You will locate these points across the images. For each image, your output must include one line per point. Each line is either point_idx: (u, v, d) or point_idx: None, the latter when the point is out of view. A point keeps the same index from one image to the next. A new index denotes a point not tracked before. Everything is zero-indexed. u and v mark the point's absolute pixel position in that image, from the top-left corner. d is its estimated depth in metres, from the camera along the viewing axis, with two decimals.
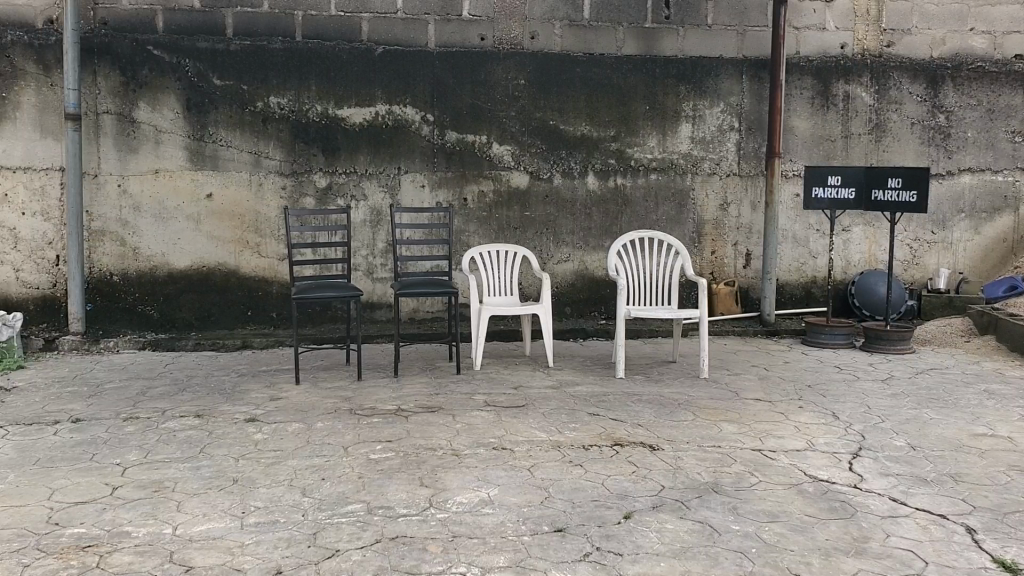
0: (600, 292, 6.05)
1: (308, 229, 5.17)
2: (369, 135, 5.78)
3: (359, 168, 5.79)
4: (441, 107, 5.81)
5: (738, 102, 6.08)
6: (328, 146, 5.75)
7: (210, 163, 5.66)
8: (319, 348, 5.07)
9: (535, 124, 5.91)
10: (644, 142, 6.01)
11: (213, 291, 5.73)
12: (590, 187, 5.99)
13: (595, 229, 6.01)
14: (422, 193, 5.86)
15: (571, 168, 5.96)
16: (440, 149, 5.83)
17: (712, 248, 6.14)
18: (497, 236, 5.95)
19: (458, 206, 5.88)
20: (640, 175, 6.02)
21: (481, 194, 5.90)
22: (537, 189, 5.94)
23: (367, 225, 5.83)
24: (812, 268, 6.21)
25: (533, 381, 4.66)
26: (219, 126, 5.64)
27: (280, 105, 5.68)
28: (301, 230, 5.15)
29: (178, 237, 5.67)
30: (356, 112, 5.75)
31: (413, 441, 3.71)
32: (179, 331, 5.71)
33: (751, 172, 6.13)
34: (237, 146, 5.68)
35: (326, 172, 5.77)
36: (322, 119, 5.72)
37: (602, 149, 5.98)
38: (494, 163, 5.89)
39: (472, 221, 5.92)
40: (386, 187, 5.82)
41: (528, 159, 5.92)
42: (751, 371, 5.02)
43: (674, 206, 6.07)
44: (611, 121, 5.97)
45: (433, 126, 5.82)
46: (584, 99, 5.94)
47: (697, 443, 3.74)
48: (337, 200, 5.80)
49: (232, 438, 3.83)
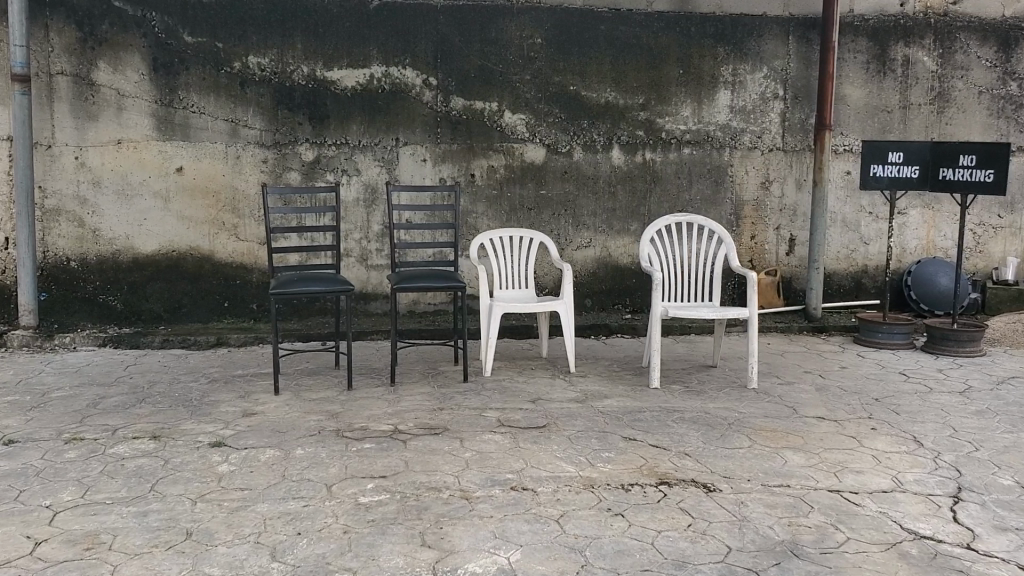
0: (624, 283, 5.35)
1: (292, 211, 4.43)
2: (362, 101, 5.04)
3: (352, 139, 5.06)
4: (446, 70, 5.07)
5: (784, 67, 5.34)
6: (316, 113, 5.02)
7: (181, 132, 4.94)
8: (304, 350, 4.38)
9: (553, 90, 5.17)
10: (675, 112, 5.28)
11: (184, 279, 5.03)
12: (614, 162, 5.26)
13: (619, 211, 5.30)
14: (422, 168, 5.14)
15: (593, 141, 5.23)
16: (444, 119, 5.11)
17: (751, 232, 5.44)
18: (508, 218, 5.25)
19: (465, 182, 5.16)
20: (671, 149, 5.30)
21: (491, 168, 5.17)
22: (555, 164, 5.23)
23: (361, 205, 5.12)
24: (863, 255, 5.51)
25: (553, 393, 3.96)
26: (191, 90, 4.91)
27: (260, 66, 4.94)
28: (283, 212, 4.40)
29: (144, 217, 4.96)
30: (348, 74, 5.01)
31: (411, 477, 3.01)
32: (145, 324, 5.01)
33: (797, 146, 5.40)
34: (212, 113, 4.95)
35: (313, 143, 5.04)
36: (308, 82, 4.99)
37: (628, 119, 5.25)
38: (505, 134, 5.17)
39: (481, 201, 5.20)
40: (382, 161, 5.11)
41: (544, 129, 5.19)
42: (804, 379, 4.33)
43: (709, 184, 5.35)
44: (640, 87, 5.23)
45: (436, 91, 5.08)
46: (609, 61, 5.19)
47: (761, 482, 3.05)
48: (325, 175, 5.08)
49: (192, 471, 3.14)
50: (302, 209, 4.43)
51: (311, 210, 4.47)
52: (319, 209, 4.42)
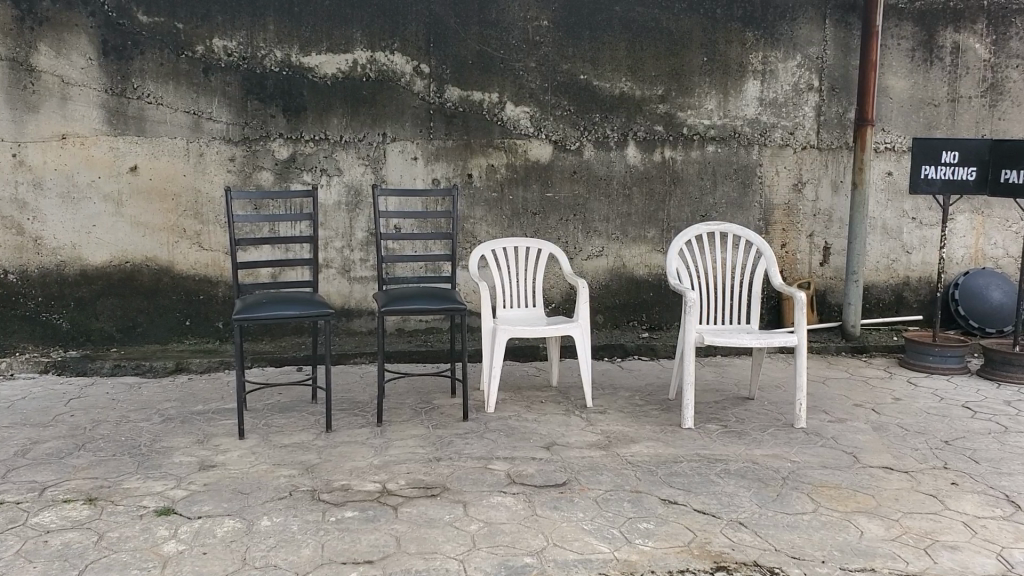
0: (640, 297, 4.75)
1: (262, 218, 3.77)
2: (344, 90, 4.41)
3: (333, 134, 4.44)
4: (440, 56, 4.44)
5: (820, 55, 4.73)
6: (291, 104, 4.39)
7: (135, 126, 4.29)
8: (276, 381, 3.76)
9: (560, 79, 4.55)
10: (698, 104, 4.67)
11: (139, 295, 4.39)
12: (629, 161, 4.66)
13: (634, 216, 4.70)
14: (413, 168, 4.52)
15: (606, 136, 4.62)
16: (437, 112, 4.48)
17: (782, 240, 4.85)
18: (509, 224, 4.64)
19: (461, 184, 4.55)
20: (692, 147, 4.69)
21: (491, 168, 4.56)
22: (562, 163, 4.62)
23: (342, 208, 4.49)
24: (905, 266, 4.93)
25: (569, 436, 3.36)
26: (146, 77, 4.26)
27: (226, 50, 4.30)
28: (251, 220, 3.74)
29: (93, 223, 4.31)
30: (327, 60, 4.38)
31: (404, 563, 2.40)
32: (94, 346, 4.38)
33: (833, 144, 4.81)
34: (171, 104, 4.30)
35: (287, 139, 4.41)
36: (281, 69, 4.36)
37: (645, 113, 4.63)
38: (507, 129, 4.55)
39: (479, 204, 4.59)
40: (367, 159, 4.48)
41: (551, 123, 4.58)
42: (856, 415, 3.74)
43: (735, 186, 4.76)
44: (659, 76, 4.61)
45: (428, 80, 4.45)
46: (625, 46, 4.57)
47: (840, 566, 2.45)
48: (301, 175, 4.45)
49: (131, 552, 2.50)
50: (274, 215, 3.77)
51: (283, 216, 3.82)
52: (294, 216, 3.77)
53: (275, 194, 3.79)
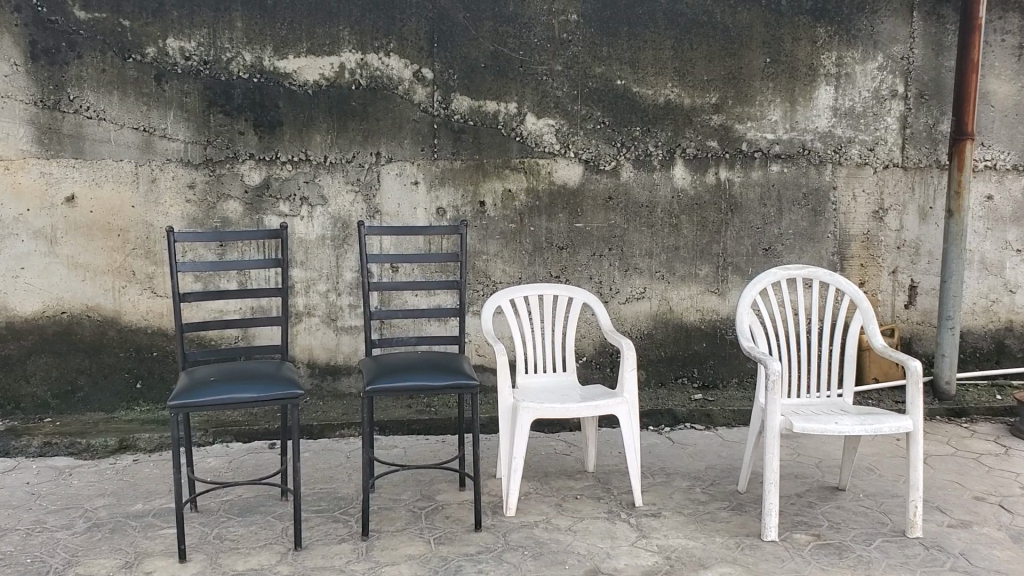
0: (690, 348, 3.92)
1: (211, 268, 2.83)
2: (329, 101, 3.60)
3: (315, 154, 3.63)
4: (446, 58, 3.63)
5: (906, 55, 3.88)
6: (263, 118, 3.58)
7: (72, 146, 3.49)
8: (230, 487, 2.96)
9: (592, 86, 3.73)
10: (760, 115, 3.85)
11: (79, 352, 3.59)
12: (676, 183, 3.83)
13: (682, 250, 3.86)
14: (413, 194, 3.71)
15: (648, 154, 3.80)
16: (442, 126, 3.67)
17: (860, 277, 4.02)
18: (530, 261, 3.81)
19: (472, 215, 3.74)
20: (753, 166, 3.87)
21: (508, 194, 3.75)
22: (595, 188, 3.79)
23: (327, 244, 3.68)
24: (1008, 308, 4.08)
25: (616, 557, 2.53)
26: (85, 86, 3.47)
27: (184, 52, 3.50)
28: (198, 269, 2.79)
29: (20, 265, 3.51)
30: (308, 64, 3.57)
31: None
32: (24, 416, 3.57)
33: (922, 162, 3.96)
34: (115, 118, 3.50)
35: (258, 161, 3.60)
36: (252, 75, 3.55)
37: (694, 126, 3.81)
38: (527, 146, 3.73)
39: (494, 237, 3.77)
40: (358, 183, 3.67)
41: (581, 139, 3.76)
42: (984, 515, 2.89)
43: (805, 213, 3.92)
44: (712, 82, 3.79)
45: (431, 88, 3.64)
46: (671, 45, 3.75)
47: None
48: (276, 205, 3.64)
49: None
50: (232, 263, 2.84)
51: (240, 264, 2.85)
52: (257, 263, 2.83)
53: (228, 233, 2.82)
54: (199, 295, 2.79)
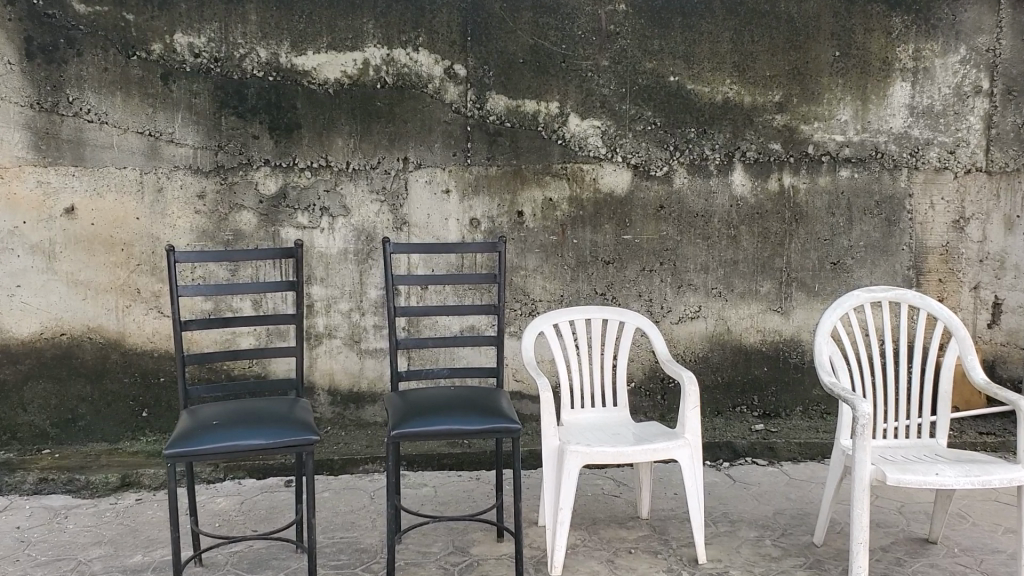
0: (749, 373, 3.54)
1: (215, 290, 2.51)
2: (352, 101, 3.27)
3: (337, 160, 3.30)
4: (481, 53, 3.28)
5: (991, 46, 3.46)
6: (280, 120, 3.25)
7: (71, 153, 3.18)
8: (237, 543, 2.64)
9: (643, 83, 3.37)
10: (828, 115, 3.46)
11: (79, 378, 3.28)
12: (735, 190, 3.46)
13: (742, 265, 3.49)
14: (443, 204, 3.37)
15: (704, 158, 3.43)
16: (475, 128, 3.32)
17: (938, 294, 3.61)
18: (572, 277, 3.45)
19: (510, 226, 3.40)
20: (820, 171, 3.48)
21: (549, 203, 3.40)
22: (645, 195, 3.43)
23: (350, 259, 3.34)
24: None
25: None
26: (85, 86, 3.15)
27: (193, 48, 3.18)
28: (201, 293, 2.47)
29: (16, 283, 3.21)
30: (329, 60, 3.24)
31: None
32: (20, 449, 3.27)
33: (1008, 166, 3.54)
34: (118, 122, 3.18)
35: (274, 168, 3.27)
36: (267, 73, 3.22)
37: (755, 126, 3.44)
38: (569, 150, 3.38)
39: (533, 251, 3.42)
40: (384, 192, 3.34)
41: (629, 142, 3.40)
42: None
43: (877, 223, 3.53)
44: (775, 78, 3.41)
45: (464, 86, 3.29)
46: (730, 37, 3.37)
47: None
48: (295, 216, 3.31)
49: None
50: (239, 286, 2.51)
51: (248, 287, 2.52)
52: (267, 287, 2.50)
53: (237, 254, 2.50)
54: (202, 322, 2.46)
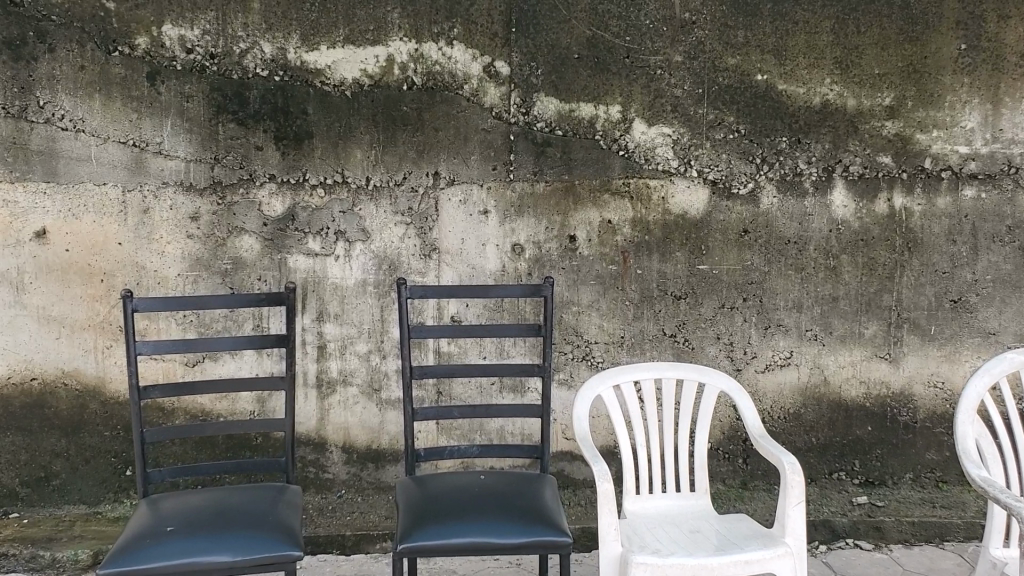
0: (849, 432, 2.94)
1: (183, 346, 1.99)
2: (373, 104, 2.73)
3: (355, 174, 2.76)
4: (527, 47, 2.72)
5: None
6: (287, 128, 2.73)
7: (43, 167, 2.70)
8: None
9: (724, 83, 2.78)
10: (951, 121, 2.82)
11: (53, 431, 2.80)
12: (834, 212, 2.85)
13: (842, 302, 2.88)
14: (481, 227, 2.81)
15: (797, 171, 2.83)
16: (520, 136, 2.77)
17: None
18: (636, 315, 2.86)
19: (561, 254, 2.83)
20: (940, 189, 2.85)
21: (609, 226, 2.82)
22: (724, 217, 2.84)
23: (369, 292, 2.80)
24: None
25: None
26: (59, 88, 2.66)
27: (185, 42, 2.67)
28: (162, 350, 1.97)
29: None
30: (344, 55, 2.70)
31: None
32: None
33: None
34: (96, 130, 2.69)
35: (280, 185, 2.75)
36: (273, 71, 2.70)
37: (860, 135, 2.83)
38: (634, 163, 2.80)
39: (588, 284, 2.84)
40: (411, 212, 2.79)
41: (706, 153, 2.81)
42: None
43: (1010, 253, 2.88)
44: (885, 76, 2.79)
45: (506, 87, 2.73)
46: (830, 26, 2.76)
47: None
48: (304, 242, 2.77)
49: None
50: (212, 342, 1.99)
51: (223, 343, 1.99)
52: (245, 344, 1.97)
53: (208, 301, 1.98)
54: (165, 387, 1.96)
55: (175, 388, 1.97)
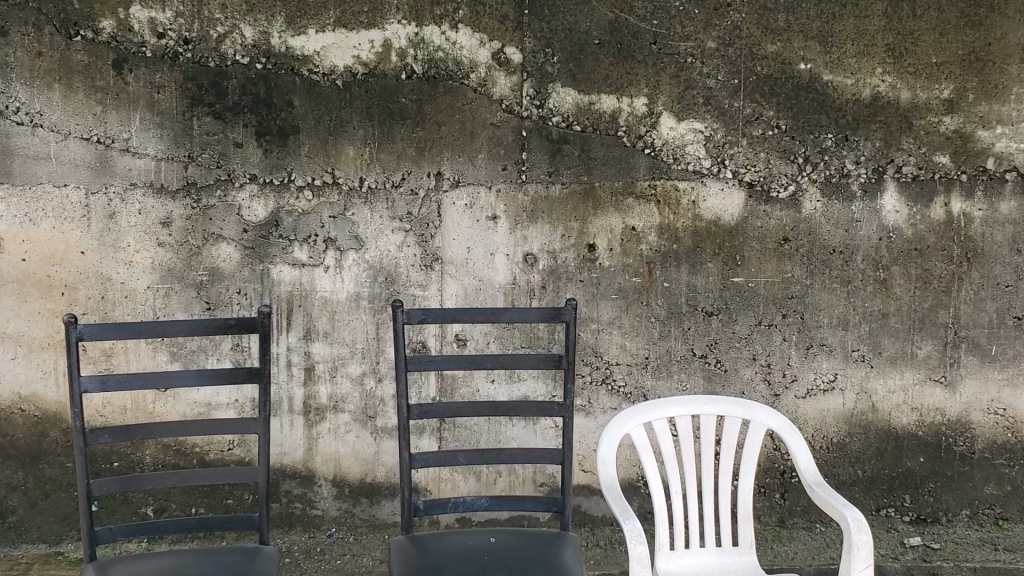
0: (899, 464, 2.63)
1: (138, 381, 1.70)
2: (367, 96, 2.43)
3: (347, 174, 2.45)
4: (540, 31, 2.41)
5: None
6: (270, 123, 2.42)
7: None
8: None
9: (763, 73, 2.47)
10: (1017, 116, 2.50)
11: (10, 461, 2.50)
12: (885, 218, 2.54)
13: (893, 319, 2.57)
14: (489, 234, 2.50)
15: (844, 172, 2.52)
16: (533, 132, 2.46)
17: None
18: (662, 334, 2.55)
19: (578, 265, 2.52)
20: (1003, 193, 2.53)
21: (632, 234, 2.51)
22: (762, 224, 2.53)
23: (363, 308, 2.50)
24: None
25: None
26: (13, 77, 2.36)
27: (156, 25, 2.36)
28: (113, 386, 1.68)
29: None
30: (335, 40, 2.39)
31: None
32: None
33: None
34: (55, 125, 2.38)
35: (262, 187, 2.44)
36: (254, 59, 2.39)
37: (914, 132, 2.51)
38: (660, 163, 2.49)
39: (609, 298, 2.53)
40: (410, 217, 2.48)
41: (743, 151, 2.50)
42: None
43: None
44: (944, 65, 2.47)
45: (518, 76, 2.43)
46: (883, 9, 2.44)
47: None
48: (290, 250, 2.47)
49: None
50: (172, 376, 1.70)
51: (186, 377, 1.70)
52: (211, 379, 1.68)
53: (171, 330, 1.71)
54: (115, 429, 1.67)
55: (127, 431, 1.70)
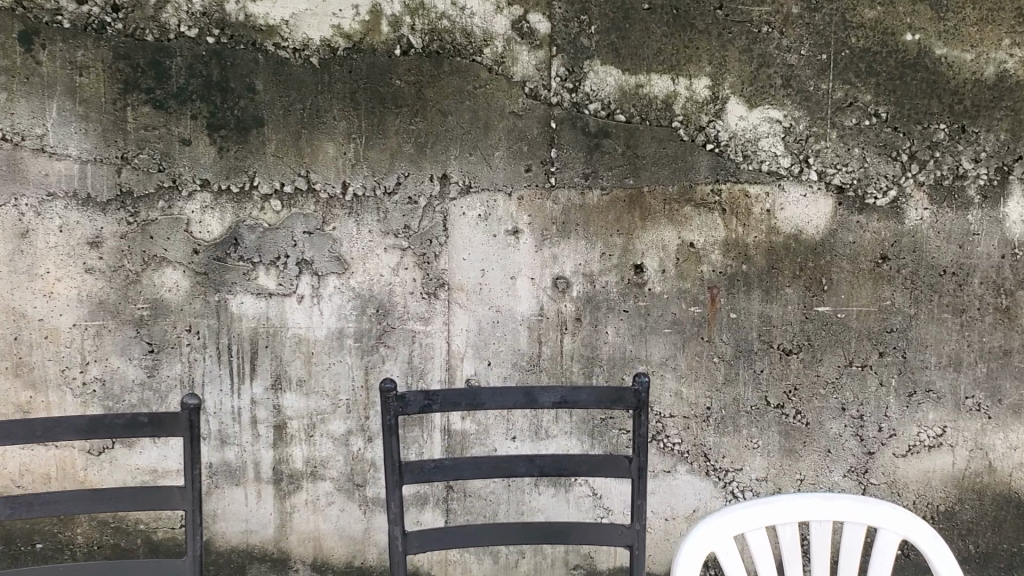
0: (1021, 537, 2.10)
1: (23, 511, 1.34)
2: (349, 78, 1.88)
3: (325, 179, 1.91)
4: None
5: None
6: (225, 113, 1.88)
7: None
8: None
9: (858, 46, 1.92)
10: None
11: None
12: (1011, 230, 1.99)
13: (1018, 358, 2.02)
14: (507, 253, 1.96)
15: (960, 172, 1.97)
16: (565, 123, 1.92)
17: None
18: (726, 377, 2.02)
19: (620, 292, 1.98)
20: None
21: (690, 252, 1.98)
22: (854, 238, 1.99)
23: (347, 347, 1.97)
24: None
25: None
26: None
27: None
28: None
29: None
30: (308, 7, 1.85)
31: None
32: None
33: None
34: None
35: (217, 195, 1.90)
36: (204, 31, 1.85)
37: None
38: (726, 162, 1.95)
39: (659, 334, 2.00)
40: (408, 232, 1.94)
41: (831, 145, 1.96)
42: None
43: None
44: None
45: (544, 52, 1.89)
46: None
47: None
48: (254, 277, 1.93)
49: None
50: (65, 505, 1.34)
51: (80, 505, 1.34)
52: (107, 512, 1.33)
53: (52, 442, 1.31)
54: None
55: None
